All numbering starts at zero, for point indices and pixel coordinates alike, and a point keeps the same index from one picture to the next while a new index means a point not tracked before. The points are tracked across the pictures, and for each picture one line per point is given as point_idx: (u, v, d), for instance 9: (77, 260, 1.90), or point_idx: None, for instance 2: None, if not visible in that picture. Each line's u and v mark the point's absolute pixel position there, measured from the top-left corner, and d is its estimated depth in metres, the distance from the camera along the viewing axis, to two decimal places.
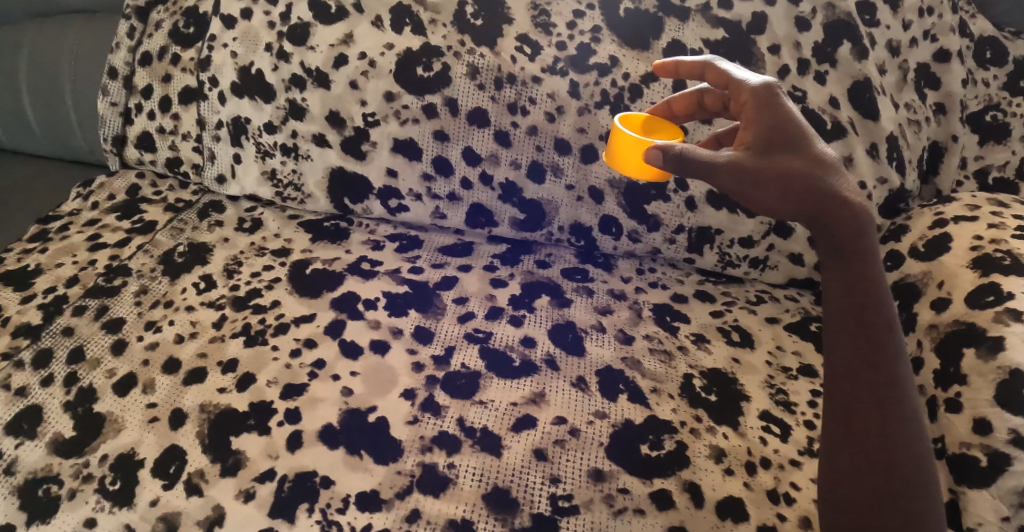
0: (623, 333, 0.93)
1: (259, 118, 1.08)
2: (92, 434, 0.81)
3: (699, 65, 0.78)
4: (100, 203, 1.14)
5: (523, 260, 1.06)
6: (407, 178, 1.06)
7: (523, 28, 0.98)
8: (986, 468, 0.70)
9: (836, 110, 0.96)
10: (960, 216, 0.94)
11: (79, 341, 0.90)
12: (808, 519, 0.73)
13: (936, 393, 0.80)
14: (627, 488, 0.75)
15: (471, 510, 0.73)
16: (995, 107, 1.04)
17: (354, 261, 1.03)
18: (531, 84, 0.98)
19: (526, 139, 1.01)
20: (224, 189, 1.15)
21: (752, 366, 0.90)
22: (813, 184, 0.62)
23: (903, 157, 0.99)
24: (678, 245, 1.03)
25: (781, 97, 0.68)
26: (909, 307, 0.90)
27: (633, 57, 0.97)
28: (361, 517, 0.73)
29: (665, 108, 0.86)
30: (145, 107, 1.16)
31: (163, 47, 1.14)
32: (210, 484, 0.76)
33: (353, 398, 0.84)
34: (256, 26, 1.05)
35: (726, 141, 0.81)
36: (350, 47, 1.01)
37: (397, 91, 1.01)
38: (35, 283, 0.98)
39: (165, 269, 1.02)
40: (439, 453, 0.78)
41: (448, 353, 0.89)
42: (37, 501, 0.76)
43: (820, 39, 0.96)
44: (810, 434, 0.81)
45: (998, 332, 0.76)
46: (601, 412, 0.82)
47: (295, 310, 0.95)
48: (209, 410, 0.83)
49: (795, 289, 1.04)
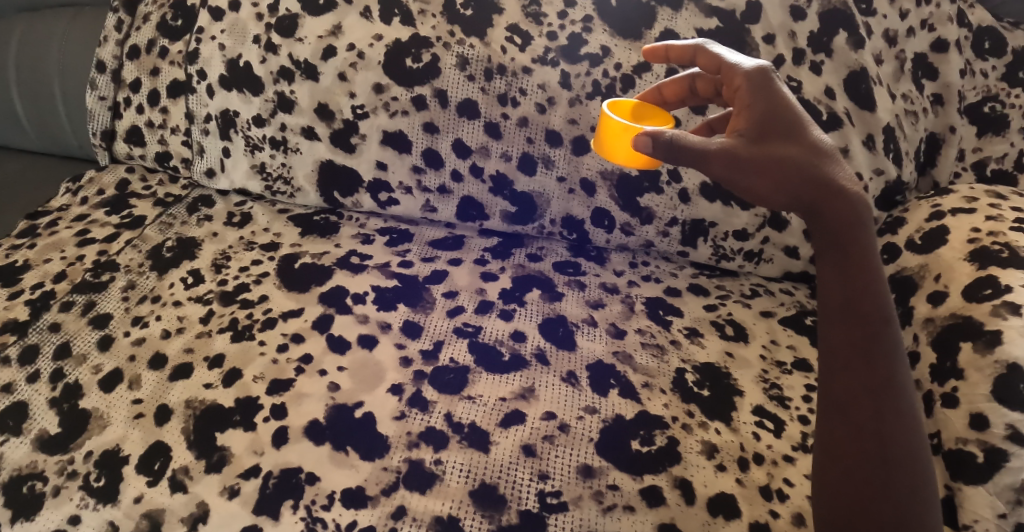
0: (614, 328, 0.92)
1: (248, 111, 1.06)
2: (78, 430, 0.80)
3: (689, 49, 0.76)
4: (90, 198, 1.13)
5: (515, 254, 1.05)
6: (397, 170, 1.05)
7: (514, 19, 0.97)
8: (983, 464, 0.69)
9: (832, 101, 0.95)
10: (957, 208, 0.92)
11: (66, 337, 0.89)
12: (802, 516, 0.72)
13: (932, 387, 0.78)
14: (616, 485, 0.74)
15: (458, 507, 0.72)
16: (994, 97, 1.03)
17: (343, 255, 1.02)
18: (521, 74, 0.97)
19: (516, 130, 0.99)
20: (213, 182, 1.14)
21: (746, 360, 0.88)
22: (809, 172, 0.60)
23: (899, 149, 0.98)
24: (672, 238, 1.02)
25: (775, 83, 0.66)
26: (906, 300, 0.88)
27: (625, 47, 0.96)
28: (347, 514, 0.72)
29: (654, 96, 0.85)
30: (133, 101, 1.15)
31: (152, 40, 1.13)
32: (195, 480, 0.75)
33: (341, 394, 0.82)
34: (243, 18, 1.03)
35: (717, 128, 0.79)
36: (339, 39, 1.00)
37: (386, 83, 1.00)
38: (23, 279, 0.97)
39: (153, 264, 1.01)
40: (426, 449, 0.77)
41: (436, 348, 0.88)
42: (22, 499, 0.75)
43: (815, 28, 0.94)
44: (804, 430, 0.80)
45: (996, 326, 0.75)
46: (591, 408, 0.81)
47: (283, 304, 0.93)
48: (195, 406, 0.82)
49: (791, 282, 1.03)
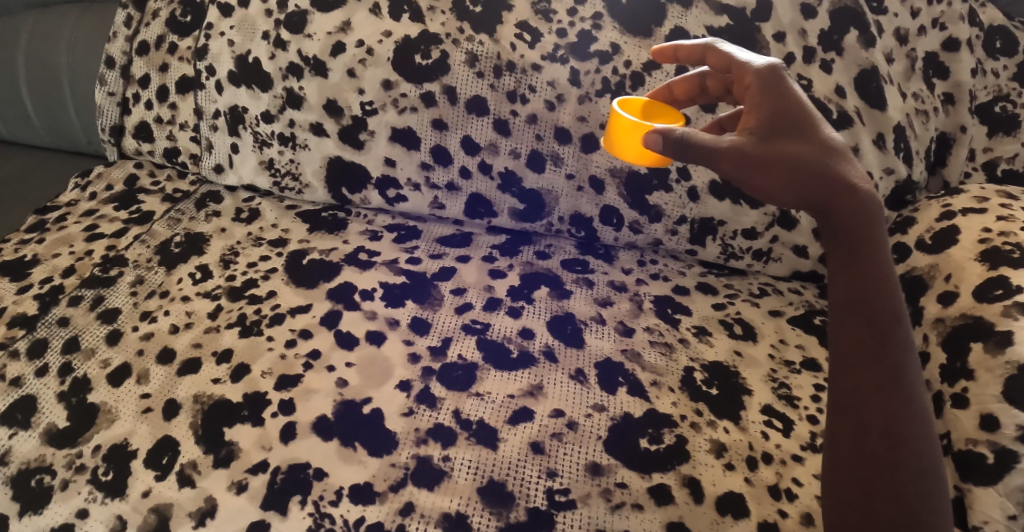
0: (623, 326, 0.92)
1: (256, 108, 1.06)
2: (86, 424, 0.80)
3: (699, 48, 0.76)
4: (98, 194, 1.13)
5: (523, 251, 1.04)
6: (405, 167, 1.05)
7: (523, 15, 0.97)
8: (993, 465, 0.68)
9: (842, 100, 0.95)
10: (969, 208, 0.92)
11: (75, 331, 0.89)
12: (810, 516, 0.71)
13: (942, 388, 0.78)
14: (625, 483, 0.74)
15: (466, 503, 0.72)
16: (1005, 97, 1.02)
17: (351, 251, 1.02)
18: (531, 72, 0.97)
19: (525, 127, 0.99)
20: (222, 178, 1.15)
21: (753, 359, 0.88)
22: (820, 170, 0.60)
23: (910, 148, 0.98)
24: (680, 237, 1.01)
25: (787, 80, 0.66)
26: (915, 300, 0.88)
27: (635, 45, 0.96)
28: (354, 510, 0.72)
29: (665, 92, 0.85)
30: (142, 97, 1.15)
31: (160, 36, 1.13)
32: (203, 475, 0.75)
33: (348, 389, 0.82)
34: (253, 14, 1.03)
35: (728, 126, 0.79)
36: (348, 35, 1.00)
37: (395, 79, 1.00)
38: (32, 274, 0.98)
39: (161, 259, 1.01)
40: (434, 446, 0.77)
41: (445, 345, 0.88)
42: (31, 492, 0.76)
43: (826, 27, 0.94)
44: (813, 429, 0.80)
45: (1006, 327, 0.74)
46: (600, 405, 0.81)
47: (290, 300, 0.94)
48: (203, 401, 0.82)
49: (799, 282, 1.02)
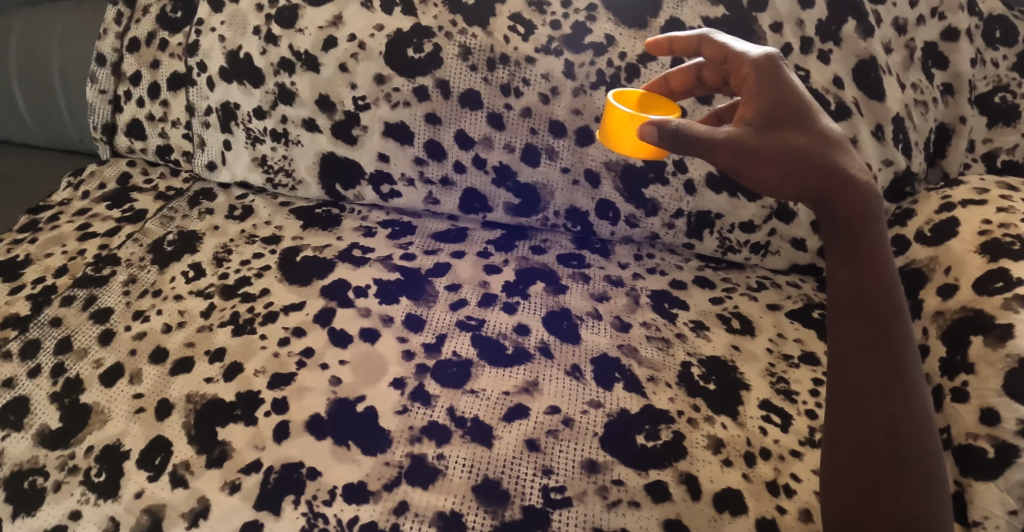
0: (619, 321, 0.91)
1: (248, 103, 1.05)
2: (79, 425, 0.79)
3: (694, 39, 0.74)
4: (91, 193, 1.13)
5: (518, 246, 1.04)
6: (399, 162, 1.04)
7: (516, 7, 0.96)
8: (994, 460, 0.68)
9: (840, 90, 0.93)
10: (968, 200, 0.91)
11: (67, 332, 0.88)
12: (809, 512, 0.71)
13: (942, 382, 0.77)
14: (621, 480, 0.73)
15: (461, 502, 0.72)
16: (1005, 88, 1.01)
17: (345, 248, 1.01)
18: (525, 64, 0.96)
19: (520, 121, 0.98)
20: (215, 175, 1.13)
21: (752, 353, 0.87)
22: (819, 161, 0.59)
23: (909, 139, 0.96)
24: (677, 230, 1.00)
25: (784, 70, 0.65)
26: (914, 293, 0.87)
27: (629, 36, 0.94)
28: (348, 510, 0.72)
29: (661, 84, 0.84)
30: (133, 94, 1.14)
31: (151, 33, 1.12)
32: (196, 475, 0.75)
33: (342, 387, 0.82)
34: (244, 9, 1.02)
35: (725, 117, 0.78)
36: (339, 29, 0.99)
37: (388, 74, 0.98)
38: (24, 274, 0.97)
39: (154, 258, 1.00)
40: (428, 444, 0.76)
41: (439, 341, 0.87)
42: (23, 494, 0.75)
43: (823, 16, 0.93)
44: (811, 424, 0.79)
45: (1007, 320, 0.74)
46: (595, 401, 0.80)
47: (284, 298, 0.93)
48: (196, 401, 0.81)
49: (798, 275, 1.01)
